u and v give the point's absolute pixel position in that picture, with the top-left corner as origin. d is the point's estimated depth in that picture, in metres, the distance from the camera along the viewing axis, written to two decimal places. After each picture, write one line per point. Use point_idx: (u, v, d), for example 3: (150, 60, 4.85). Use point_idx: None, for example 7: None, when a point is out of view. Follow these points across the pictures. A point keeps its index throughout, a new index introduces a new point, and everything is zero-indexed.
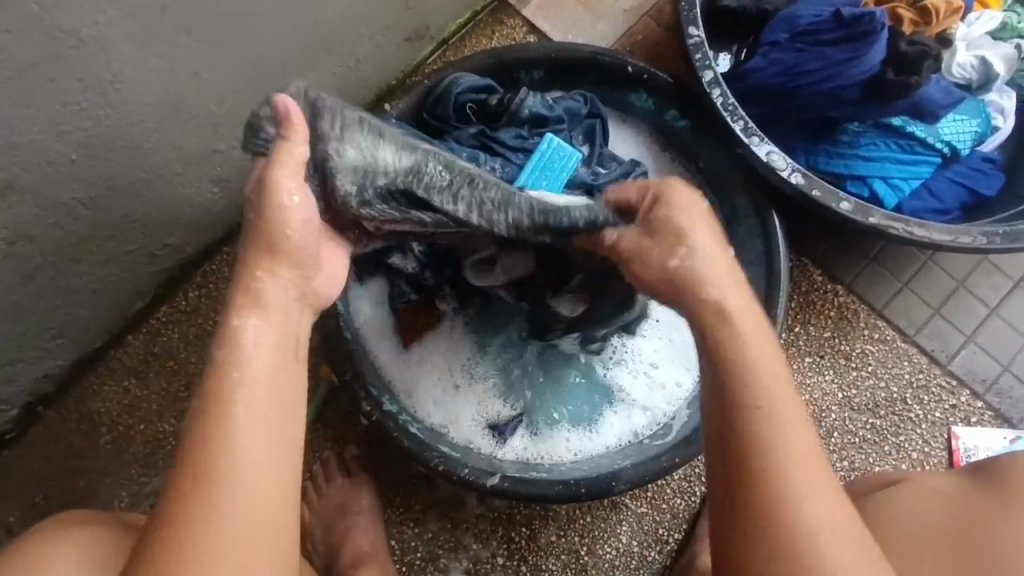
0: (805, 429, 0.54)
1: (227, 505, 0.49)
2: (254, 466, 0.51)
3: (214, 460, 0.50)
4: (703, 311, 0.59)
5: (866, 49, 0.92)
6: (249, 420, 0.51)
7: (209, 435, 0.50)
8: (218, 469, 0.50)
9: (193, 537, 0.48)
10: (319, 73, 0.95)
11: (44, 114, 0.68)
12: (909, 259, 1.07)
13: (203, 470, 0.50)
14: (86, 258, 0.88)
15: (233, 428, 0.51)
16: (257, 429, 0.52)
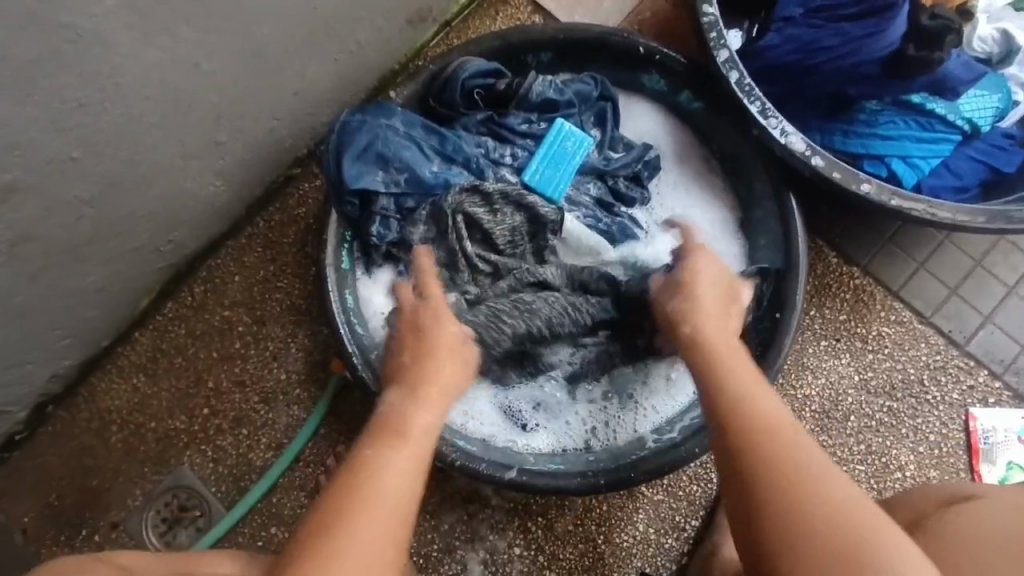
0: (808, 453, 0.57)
1: (382, 503, 0.56)
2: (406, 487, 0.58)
3: (358, 482, 0.57)
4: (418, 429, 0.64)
5: (885, 25, 0.88)
6: (403, 461, 0.60)
7: (368, 466, 0.59)
8: (372, 483, 0.57)
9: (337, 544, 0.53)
10: (321, 60, 0.93)
11: (44, 112, 0.66)
12: (926, 239, 1.06)
13: (361, 473, 0.58)
14: (90, 257, 0.86)
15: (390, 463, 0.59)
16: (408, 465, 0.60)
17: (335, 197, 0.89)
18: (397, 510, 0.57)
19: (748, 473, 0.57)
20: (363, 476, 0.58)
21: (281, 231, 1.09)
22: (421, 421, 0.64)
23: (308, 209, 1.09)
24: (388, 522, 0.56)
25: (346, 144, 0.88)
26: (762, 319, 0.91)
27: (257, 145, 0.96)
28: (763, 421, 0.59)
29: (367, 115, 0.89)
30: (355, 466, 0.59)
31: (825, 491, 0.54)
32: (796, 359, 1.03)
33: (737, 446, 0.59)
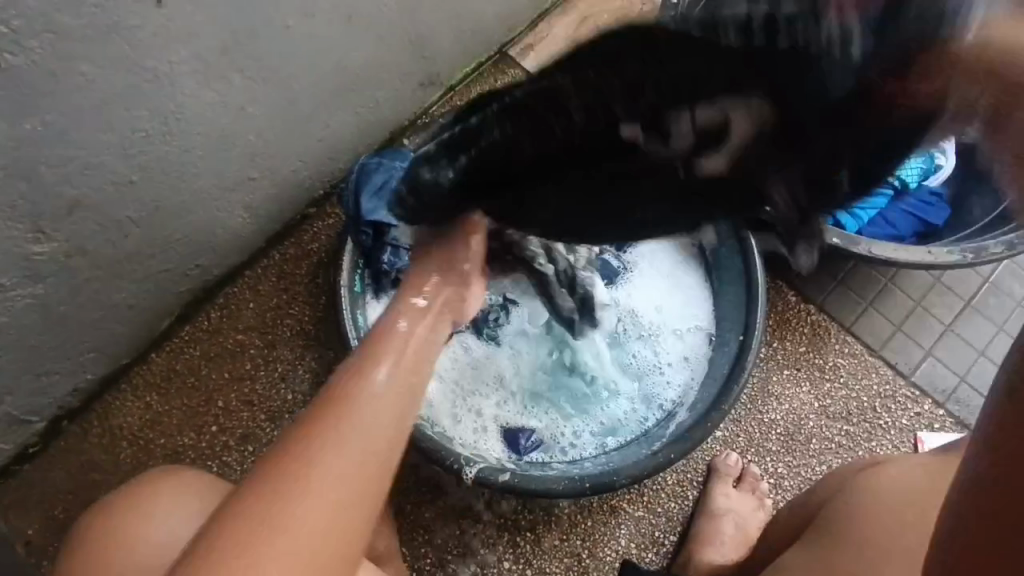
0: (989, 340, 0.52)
1: (318, 487, 0.56)
2: (349, 486, 0.58)
3: (283, 484, 0.56)
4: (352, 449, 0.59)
5: None
6: (337, 469, 0.58)
7: (291, 481, 0.56)
8: (306, 469, 0.57)
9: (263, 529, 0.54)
10: (344, 112, 1.07)
11: (116, 139, 0.77)
12: (872, 281, 1.20)
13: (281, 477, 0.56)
14: (127, 274, 0.95)
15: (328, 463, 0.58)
16: (338, 476, 0.57)
17: (352, 228, 1.01)
18: (321, 519, 0.56)
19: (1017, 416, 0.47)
20: (291, 477, 0.56)
21: (295, 263, 1.19)
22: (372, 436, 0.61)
23: (321, 244, 1.20)
24: (316, 525, 0.55)
25: (364, 183, 1.01)
26: (729, 342, 1.02)
27: (282, 183, 1.08)
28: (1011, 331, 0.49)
29: (382, 157, 1.02)
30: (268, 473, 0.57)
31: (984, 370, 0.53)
32: (762, 386, 1.14)
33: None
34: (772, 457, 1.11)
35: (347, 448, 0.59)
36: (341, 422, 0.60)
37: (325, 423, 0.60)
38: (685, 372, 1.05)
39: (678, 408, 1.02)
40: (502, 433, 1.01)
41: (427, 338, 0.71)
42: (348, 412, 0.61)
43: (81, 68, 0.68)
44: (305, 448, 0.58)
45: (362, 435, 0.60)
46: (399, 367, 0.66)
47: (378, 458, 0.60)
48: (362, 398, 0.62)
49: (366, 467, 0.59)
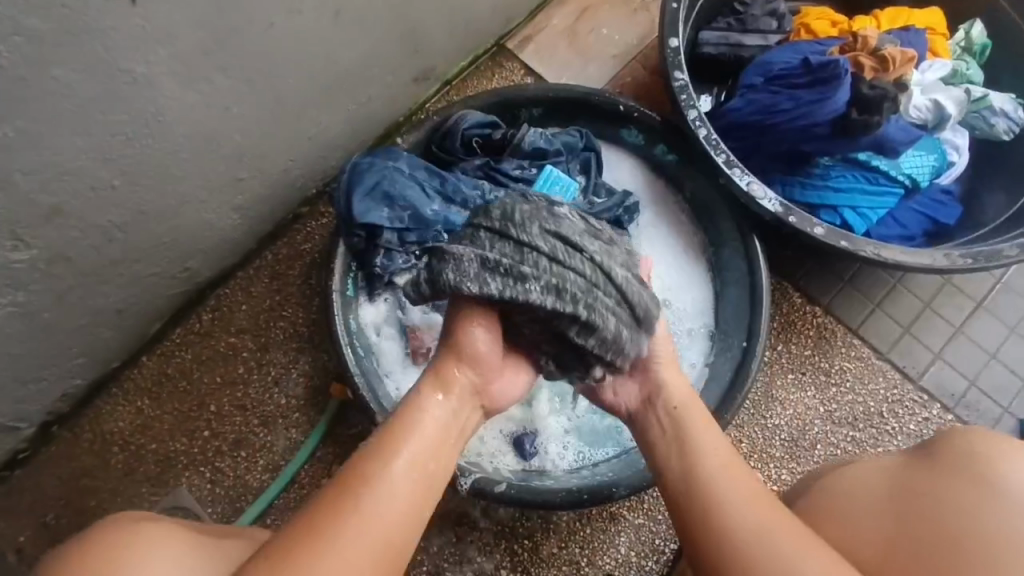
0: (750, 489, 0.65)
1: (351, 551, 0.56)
2: (357, 574, 0.55)
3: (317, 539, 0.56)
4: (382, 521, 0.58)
5: (832, 93, 1.01)
6: (368, 534, 0.57)
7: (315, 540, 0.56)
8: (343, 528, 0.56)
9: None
10: (335, 110, 1.03)
11: (95, 144, 0.75)
12: (880, 282, 1.16)
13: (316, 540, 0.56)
14: (113, 279, 0.93)
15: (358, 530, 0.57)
16: (363, 543, 0.57)
17: (344, 229, 0.97)
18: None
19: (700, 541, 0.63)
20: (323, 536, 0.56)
21: (288, 264, 1.16)
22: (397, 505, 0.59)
23: (314, 243, 1.17)
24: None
25: (355, 183, 0.97)
26: (732, 347, 0.99)
27: (273, 183, 1.05)
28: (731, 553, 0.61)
29: (376, 157, 0.99)
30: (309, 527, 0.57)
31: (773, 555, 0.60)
32: (766, 391, 1.11)
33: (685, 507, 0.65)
34: (777, 463, 1.09)
35: (357, 531, 0.57)
36: (353, 502, 0.58)
37: (339, 502, 0.58)
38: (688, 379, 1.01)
39: None
40: (499, 439, 0.98)
41: (454, 418, 0.66)
42: (364, 494, 0.58)
43: (53, 72, 0.65)
44: (318, 529, 0.56)
45: (374, 519, 0.57)
46: (424, 448, 0.63)
47: (391, 540, 0.58)
48: (382, 478, 0.60)
49: (376, 549, 0.57)
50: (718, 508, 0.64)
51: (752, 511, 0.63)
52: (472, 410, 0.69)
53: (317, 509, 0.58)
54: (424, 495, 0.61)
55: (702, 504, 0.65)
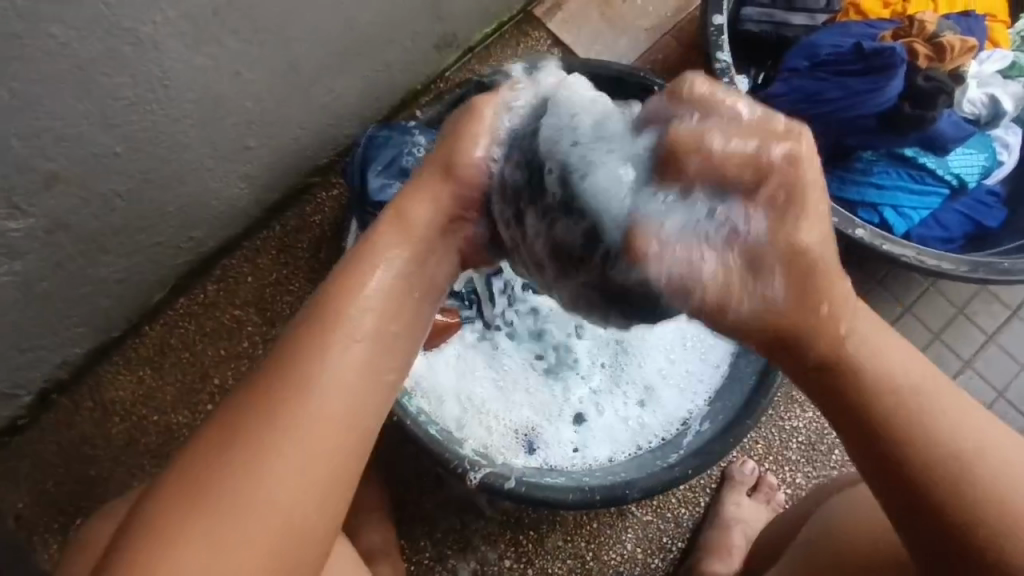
0: (931, 378, 0.54)
1: (281, 461, 0.50)
2: (288, 490, 0.50)
3: (238, 455, 0.50)
4: (320, 418, 0.51)
5: (885, 83, 0.94)
6: (306, 440, 0.51)
7: (240, 448, 0.50)
8: (269, 436, 0.50)
9: (213, 503, 0.49)
10: (350, 75, 0.97)
11: (96, 108, 0.69)
12: (913, 284, 1.11)
13: (240, 448, 0.50)
14: (115, 248, 0.88)
15: (294, 440, 0.51)
16: (300, 449, 0.51)
17: (358, 207, 0.93)
18: (275, 502, 0.50)
19: (902, 454, 0.52)
20: (249, 442, 0.51)
21: (296, 236, 1.12)
22: (338, 407, 0.52)
23: (324, 216, 1.13)
24: (279, 506, 0.50)
25: (371, 158, 0.93)
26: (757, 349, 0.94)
27: (282, 152, 0.99)
28: (953, 458, 0.51)
29: (392, 130, 0.94)
30: (232, 436, 0.51)
31: (979, 455, 0.52)
32: (787, 392, 1.07)
33: (869, 425, 0.53)
34: (792, 466, 1.06)
35: (286, 433, 0.51)
36: (276, 400, 0.51)
37: (261, 403, 0.51)
38: (711, 380, 0.97)
39: (697, 414, 0.95)
40: (511, 432, 0.95)
41: (400, 275, 0.57)
42: (288, 392, 0.51)
43: (51, 30, 0.60)
44: (240, 431, 0.51)
45: (302, 418, 0.51)
46: (361, 328, 0.54)
47: (334, 441, 0.52)
48: (310, 378, 0.52)
49: (305, 451, 0.51)
50: (920, 427, 0.52)
51: (941, 402, 0.53)
52: (441, 261, 0.60)
53: (235, 411, 0.52)
54: (358, 388, 0.53)
55: (909, 428, 0.52)
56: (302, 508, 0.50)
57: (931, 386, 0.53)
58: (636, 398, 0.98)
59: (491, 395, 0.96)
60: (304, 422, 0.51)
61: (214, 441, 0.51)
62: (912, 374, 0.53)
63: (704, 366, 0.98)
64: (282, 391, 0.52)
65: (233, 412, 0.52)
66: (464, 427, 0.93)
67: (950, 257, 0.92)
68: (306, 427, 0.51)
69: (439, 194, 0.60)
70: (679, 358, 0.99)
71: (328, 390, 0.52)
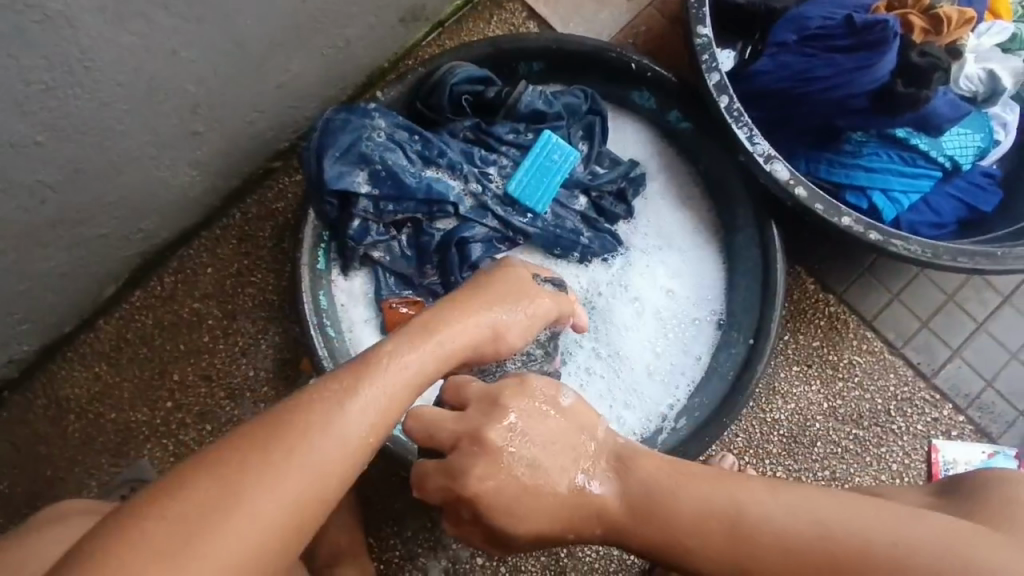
0: (662, 474, 0.58)
1: (260, 501, 0.45)
2: (261, 536, 0.45)
3: (212, 491, 0.45)
4: (316, 466, 0.47)
5: (876, 60, 0.88)
6: (291, 482, 0.46)
7: (218, 483, 0.45)
8: (256, 473, 0.46)
9: (171, 543, 0.43)
10: (306, 54, 0.90)
11: (9, 94, 0.63)
12: (901, 271, 1.07)
13: (216, 483, 0.45)
14: (52, 243, 0.83)
15: (278, 483, 0.46)
16: (284, 490, 0.46)
17: (314, 197, 0.87)
18: (244, 547, 0.44)
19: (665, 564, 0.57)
20: (228, 478, 0.45)
21: (258, 225, 1.07)
22: (336, 453, 0.48)
23: (286, 202, 1.07)
24: (246, 550, 0.44)
25: (328, 144, 0.86)
26: (736, 343, 0.91)
27: (235, 137, 0.93)
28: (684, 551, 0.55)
29: (350, 114, 0.88)
30: (210, 469, 0.46)
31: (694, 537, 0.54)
32: (767, 383, 1.04)
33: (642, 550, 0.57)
34: (773, 459, 1.02)
35: (271, 497, 0.45)
36: (274, 459, 0.46)
37: (249, 459, 0.46)
38: (689, 376, 0.94)
39: (675, 409, 0.92)
40: None
41: (426, 371, 0.55)
42: (291, 453, 0.47)
43: None
44: (221, 480, 0.45)
45: (296, 484, 0.46)
46: (377, 403, 0.51)
47: (323, 486, 0.48)
48: (315, 441, 0.48)
49: (283, 523, 0.46)
50: (640, 533, 0.57)
51: (683, 495, 0.56)
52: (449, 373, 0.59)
53: (211, 460, 0.46)
54: (358, 459, 0.50)
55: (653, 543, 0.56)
56: (265, 557, 0.45)
57: (662, 482, 0.57)
58: (618, 394, 0.94)
59: None
60: (296, 464, 0.47)
61: (190, 474, 0.46)
62: (640, 481, 0.58)
63: (682, 361, 0.95)
64: (278, 433, 0.48)
65: (212, 461, 0.46)
66: None
67: (937, 245, 0.87)
68: (302, 467, 0.47)
69: (481, 325, 0.60)
70: (659, 352, 0.95)
71: (334, 437, 0.49)
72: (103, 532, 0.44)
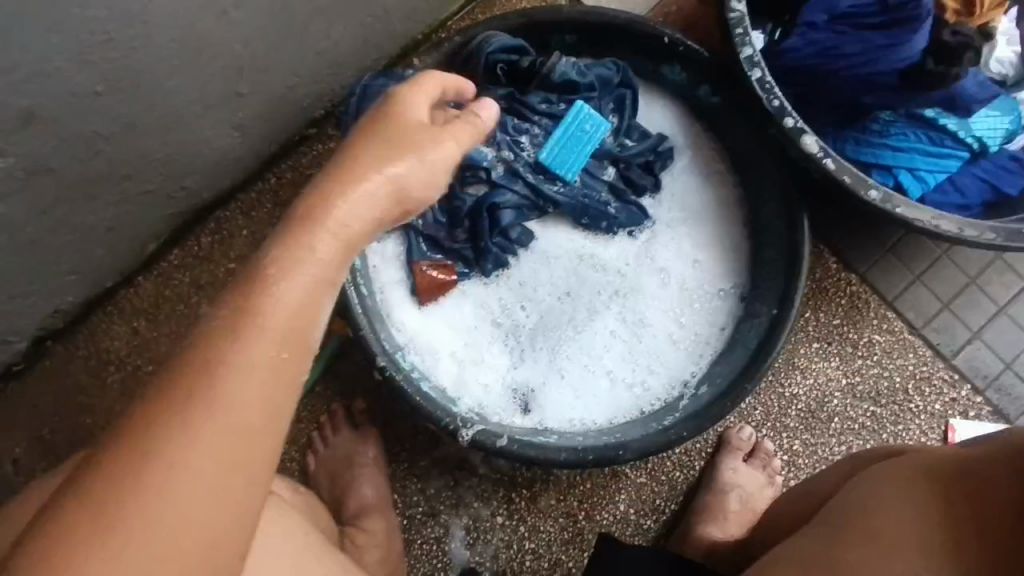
0: None
1: (184, 448, 0.41)
2: (196, 482, 0.40)
3: (130, 455, 0.40)
4: (236, 394, 0.43)
5: (904, 37, 0.91)
6: (211, 423, 0.42)
7: (133, 446, 0.40)
8: (169, 420, 0.41)
9: (96, 512, 0.38)
10: (347, 20, 0.93)
11: (74, 44, 0.66)
12: (924, 252, 1.08)
13: (134, 445, 0.40)
14: (102, 195, 0.86)
15: (200, 427, 0.41)
16: (207, 433, 0.41)
17: None
18: (184, 498, 0.40)
19: None
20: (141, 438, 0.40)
21: (293, 190, 1.10)
22: (256, 380, 0.44)
23: (319, 169, 1.11)
24: (184, 502, 0.40)
25: (367, 108, 0.89)
26: (760, 315, 0.93)
27: (276, 100, 0.96)
28: None
29: (387, 79, 0.90)
30: (119, 435, 0.41)
31: None
32: (787, 358, 1.05)
33: None
34: (789, 433, 1.04)
35: (207, 427, 0.42)
36: (189, 397, 0.42)
37: (171, 400, 0.42)
38: (711, 344, 0.96)
39: (696, 377, 0.95)
40: (508, 392, 0.94)
41: (338, 242, 0.52)
42: (206, 383, 0.42)
43: None
44: (135, 441, 0.40)
45: (225, 410, 0.42)
46: (287, 314, 0.47)
47: (252, 418, 0.43)
48: (239, 352, 0.44)
49: (228, 444, 0.42)
50: None
51: None
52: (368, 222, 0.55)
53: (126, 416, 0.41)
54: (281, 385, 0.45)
55: None
56: (208, 499, 0.40)
57: None
58: (641, 361, 0.96)
59: (486, 355, 0.95)
60: (214, 400, 0.42)
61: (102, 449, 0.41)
62: None
63: (705, 330, 0.97)
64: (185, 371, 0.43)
65: (124, 425, 0.41)
66: (463, 384, 0.93)
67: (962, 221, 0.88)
68: (222, 403, 0.42)
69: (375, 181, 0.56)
70: (681, 321, 0.97)
71: (243, 363, 0.44)
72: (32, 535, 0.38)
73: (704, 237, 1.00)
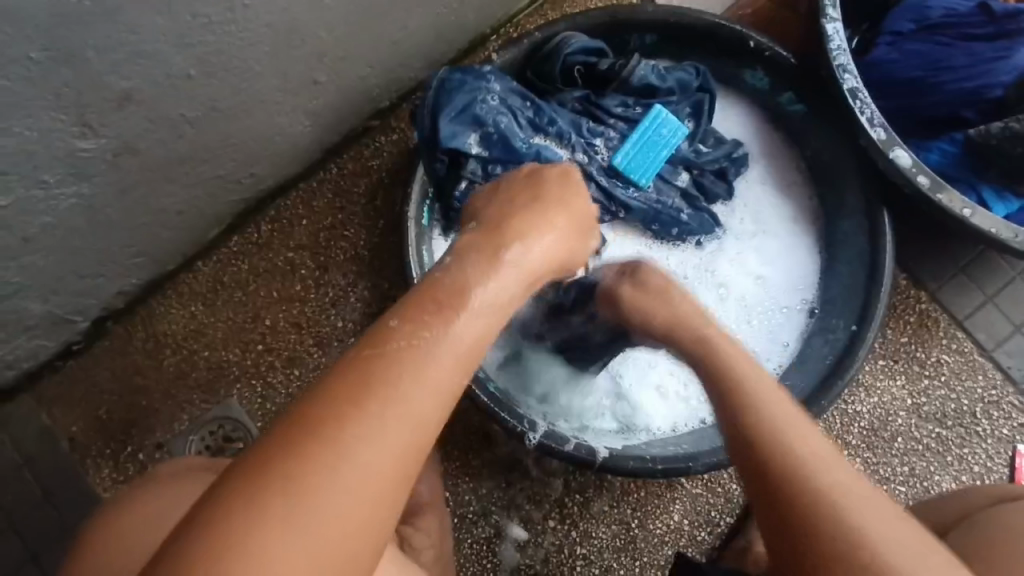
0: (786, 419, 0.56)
1: (356, 458, 0.41)
2: (365, 492, 0.41)
3: (304, 454, 0.40)
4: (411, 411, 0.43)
5: (1015, 49, 0.89)
6: (387, 435, 0.42)
7: (310, 448, 0.40)
8: (347, 427, 0.41)
9: (271, 508, 0.38)
10: (425, 11, 0.92)
11: (176, 25, 0.66)
12: (997, 272, 1.05)
13: (309, 447, 0.40)
14: (178, 179, 0.86)
15: (376, 436, 0.41)
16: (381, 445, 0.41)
17: (426, 152, 0.89)
18: (353, 506, 0.40)
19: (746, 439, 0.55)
20: (318, 439, 0.40)
21: (353, 181, 1.09)
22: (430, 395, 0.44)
23: (381, 161, 1.10)
24: (352, 509, 0.40)
25: (444, 102, 0.87)
26: (836, 330, 0.90)
27: (349, 89, 0.95)
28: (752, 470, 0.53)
29: (466, 74, 0.89)
30: (295, 431, 0.41)
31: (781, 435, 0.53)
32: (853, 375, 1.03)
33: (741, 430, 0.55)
34: (852, 452, 1.01)
35: (355, 459, 0.40)
36: (366, 405, 0.42)
37: (314, 428, 0.40)
38: (778, 358, 0.95)
39: None
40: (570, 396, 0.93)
41: (504, 302, 0.52)
42: (382, 392, 0.43)
43: None
44: (310, 442, 0.40)
45: (396, 425, 0.42)
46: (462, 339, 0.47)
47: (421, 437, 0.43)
48: (417, 370, 0.44)
49: (382, 482, 0.41)
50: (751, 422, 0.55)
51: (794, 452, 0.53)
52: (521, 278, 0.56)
53: (293, 426, 0.41)
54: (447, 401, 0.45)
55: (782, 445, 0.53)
56: (372, 509, 0.41)
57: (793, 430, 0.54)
58: None
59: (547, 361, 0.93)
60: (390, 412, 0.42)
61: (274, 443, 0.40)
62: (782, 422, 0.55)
63: (772, 344, 0.95)
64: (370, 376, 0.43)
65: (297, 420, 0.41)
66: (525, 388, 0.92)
67: None
68: (398, 417, 0.42)
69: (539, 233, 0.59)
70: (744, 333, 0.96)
71: (419, 381, 0.44)
72: (184, 534, 0.38)
73: (771, 250, 0.98)
